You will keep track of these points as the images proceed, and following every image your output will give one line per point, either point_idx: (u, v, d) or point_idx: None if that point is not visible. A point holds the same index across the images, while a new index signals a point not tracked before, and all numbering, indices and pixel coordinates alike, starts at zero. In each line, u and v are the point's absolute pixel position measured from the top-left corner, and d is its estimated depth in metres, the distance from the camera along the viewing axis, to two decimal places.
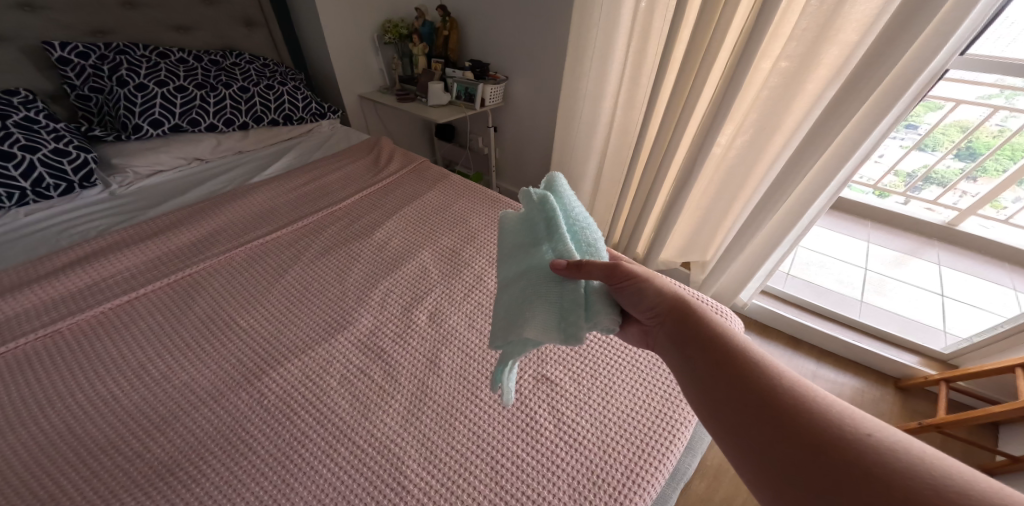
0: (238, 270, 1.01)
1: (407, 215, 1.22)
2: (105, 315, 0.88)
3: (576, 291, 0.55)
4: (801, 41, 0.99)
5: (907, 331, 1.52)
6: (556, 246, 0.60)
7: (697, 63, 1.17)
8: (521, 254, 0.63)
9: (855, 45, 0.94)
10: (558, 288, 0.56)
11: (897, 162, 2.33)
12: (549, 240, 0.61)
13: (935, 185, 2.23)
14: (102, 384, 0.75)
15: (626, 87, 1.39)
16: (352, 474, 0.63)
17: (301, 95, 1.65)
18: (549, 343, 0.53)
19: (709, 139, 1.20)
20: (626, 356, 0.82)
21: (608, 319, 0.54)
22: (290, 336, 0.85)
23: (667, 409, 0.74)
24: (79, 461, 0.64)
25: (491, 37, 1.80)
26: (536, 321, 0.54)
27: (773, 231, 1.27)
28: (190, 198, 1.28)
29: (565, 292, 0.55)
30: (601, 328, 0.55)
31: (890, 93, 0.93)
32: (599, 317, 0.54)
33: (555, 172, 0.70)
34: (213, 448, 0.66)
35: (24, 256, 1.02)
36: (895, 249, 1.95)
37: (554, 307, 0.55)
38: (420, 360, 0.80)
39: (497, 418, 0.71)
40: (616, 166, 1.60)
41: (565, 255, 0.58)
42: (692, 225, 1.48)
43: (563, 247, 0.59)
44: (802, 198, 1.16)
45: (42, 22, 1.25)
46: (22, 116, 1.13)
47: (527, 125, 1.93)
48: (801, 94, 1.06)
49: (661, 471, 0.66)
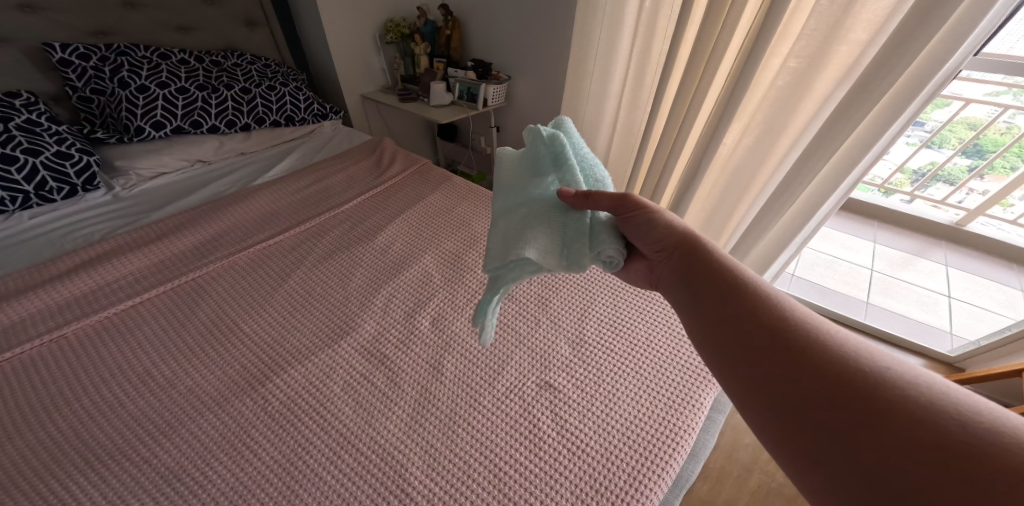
0: (242, 274, 1.01)
1: (410, 218, 1.22)
2: (109, 319, 0.88)
3: (580, 221, 0.59)
4: (810, 41, 0.98)
5: (913, 332, 1.51)
6: (563, 178, 0.65)
7: (703, 64, 1.16)
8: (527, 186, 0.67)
9: (865, 45, 0.93)
10: (562, 218, 0.60)
11: (906, 159, 2.23)
12: (555, 173, 0.66)
13: (944, 183, 2.20)
14: (106, 390, 0.75)
15: (630, 87, 1.38)
16: (357, 482, 0.63)
17: (303, 95, 1.63)
18: (550, 267, 0.56)
19: (714, 140, 1.19)
20: (629, 361, 0.82)
21: (611, 249, 0.56)
22: (294, 341, 0.85)
23: (671, 415, 0.73)
24: (84, 468, 0.64)
25: (494, 36, 1.79)
26: (539, 244, 0.57)
27: (781, 234, 1.26)
28: (193, 200, 1.28)
29: (570, 222, 0.59)
30: (604, 258, 0.58)
31: (902, 95, 0.92)
32: (603, 246, 0.56)
33: (564, 116, 0.75)
34: (219, 454, 0.66)
35: (30, 260, 1.03)
36: (901, 249, 1.93)
37: (558, 235, 0.58)
38: (423, 366, 0.80)
39: (500, 424, 0.71)
40: (620, 167, 1.59)
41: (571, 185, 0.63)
42: (697, 227, 1.47)
43: (570, 179, 0.63)
44: (809, 201, 1.15)
45: (44, 23, 1.25)
46: (24, 118, 1.13)
47: (530, 124, 1.92)
48: (809, 95, 1.05)
49: (664, 479, 0.65)
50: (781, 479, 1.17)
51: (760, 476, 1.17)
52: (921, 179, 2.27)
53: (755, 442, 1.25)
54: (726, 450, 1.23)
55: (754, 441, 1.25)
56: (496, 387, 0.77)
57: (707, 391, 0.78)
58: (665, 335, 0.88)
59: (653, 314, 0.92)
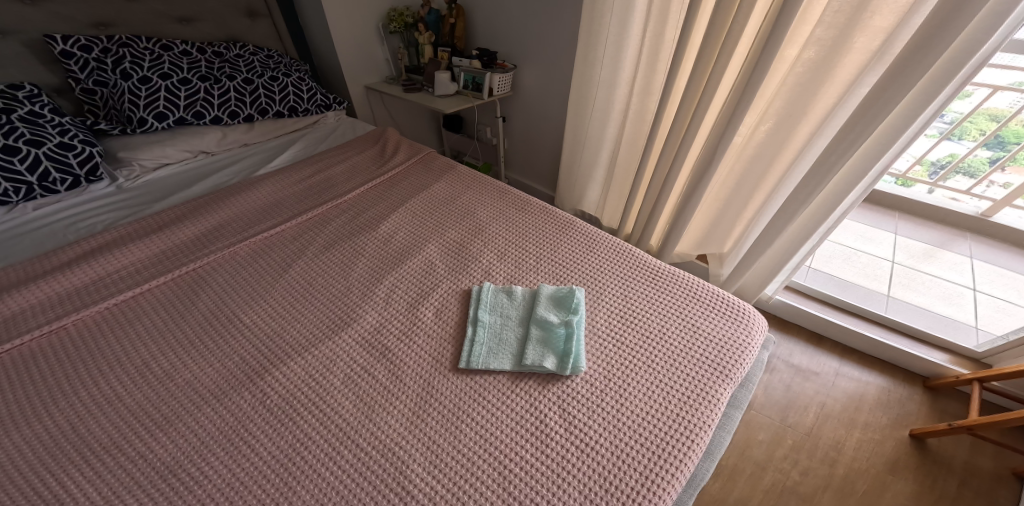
0: (241, 265, 0.99)
1: (413, 208, 1.19)
2: (110, 311, 0.87)
3: (569, 344, 0.78)
4: (830, 27, 0.92)
5: (936, 327, 1.45)
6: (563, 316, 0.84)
7: (717, 48, 1.10)
8: (534, 311, 0.85)
9: (892, 30, 0.87)
10: (560, 341, 0.79)
11: (925, 152, 2.14)
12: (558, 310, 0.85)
13: (965, 175, 2.08)
14: (106, 382, 0.74)
15: (641, 74, 1.33)
16: (356, 478, 0.61)
17: (305, 86, 1.60)
18: (542, 369, 0.74)
19: (730, 128, 1.14)
20: (641, 355, 0.79)
21: (582, 366, 0.75)
22: (295, 332, 0.83)
23: (686, 412, 0.70)
24: (80, 462, 0.62)
25: (500, 24, 1.74)
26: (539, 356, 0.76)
27: (804, 224, 1.20)
28: (196, 191, 1.26)
29: (564, 344, 0.78)
30: (573, 367, 0.75)
31: (937, 80, 0.86)
32: (579, 365, 0.75)
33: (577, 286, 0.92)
34: (217, 449, 0.64)
35: (33, 251, 1.02)
36: (922, 241, 1.87)
37: (553, 351, 0.77)
38: (426, 360, 0.78)
39: (506, 421, 0.68)
40: (629, 156, 1.54)
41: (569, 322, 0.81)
42: (712, 216, 1.42)
43: (569, 319, 0.82)
44: (835, 190, 1.10)
45: (45, 15, 1.24)
46: (27, 110, 1.11)
47: (536, 115, 1.88)
48: (831, 81, 0.99)
49: (678, 478, 0.62)
50: (797, 477, 1.13)
51: (775, 475, 1.13)
52: (940, 171, 2.15)
53: (770, 439, 1.21)
54: (739, 447, 1.19)
55: (769, 438, 1.21)
56: (501, 383, 0.74)
57: (724, 388, 0.74)
58: (679, 327, 0.84)
59: (666, 306, 0.88)
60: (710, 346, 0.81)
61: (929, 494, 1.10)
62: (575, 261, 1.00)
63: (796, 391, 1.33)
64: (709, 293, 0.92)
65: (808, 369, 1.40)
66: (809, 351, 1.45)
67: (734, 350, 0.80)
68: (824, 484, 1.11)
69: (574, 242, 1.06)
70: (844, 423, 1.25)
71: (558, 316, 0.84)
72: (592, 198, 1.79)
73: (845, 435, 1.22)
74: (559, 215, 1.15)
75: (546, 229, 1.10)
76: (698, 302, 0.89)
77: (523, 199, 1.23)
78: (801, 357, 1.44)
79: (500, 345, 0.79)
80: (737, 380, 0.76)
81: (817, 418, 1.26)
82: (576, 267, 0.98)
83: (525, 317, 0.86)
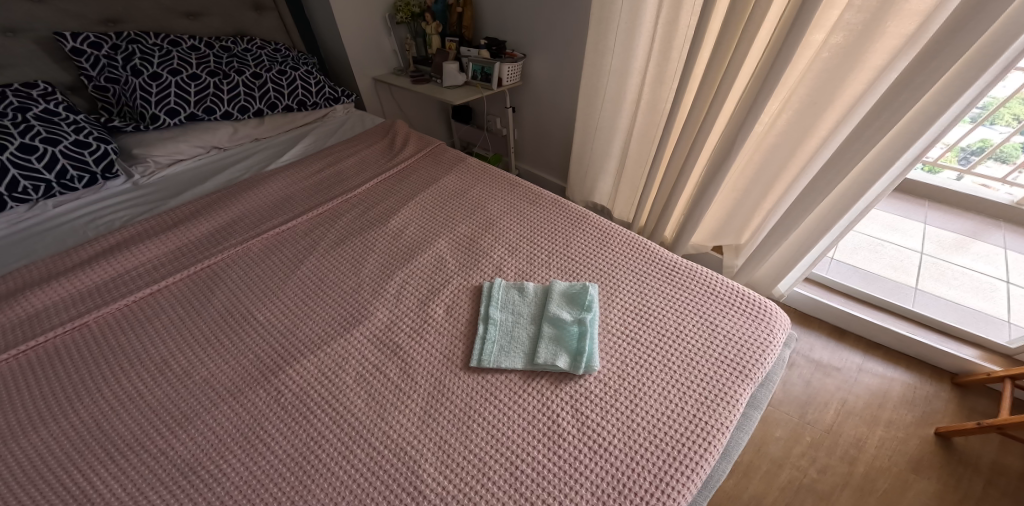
0: (255, 261, 1.00)
1: (422, 202, 1.18)
2: (129, 307, 0.88)
3: (581, 345, 0.76)
4: (859, 10, 0.87)
5: (965, 321, 1.40)
6: (575, 317, 0.81)
7: (737, 32, 1.05)
8: (546, 313, 0.83)
9: (927, 13, 0.82)
10: (574, 342, 0.77)
11: (958, 139, 2.02)
12: (569, 312, 0.83)
13: (997, 161, 1.98)
14: (127, 380, 0.75)
15: (656, 62, 1.28)
16: (368, 478, 0.61)
17: (313, 79, 1.59)
18: (553, 368, 0.74)
19: (749, 117, 1.09)
20: (657, 354, 0.77)
21: (593, 366, 0.74)
22: (311, 328, 0.84)
23: (702, 413, 0.68)
24: (105, 458, 0.64)
25: (509, 12, 1.69)
26: (551, 356, 0.75)
27: (825, 214, 1.15)
28: (209, 186, 1.27)
29: (577, 344, 0.77)
30: (583, 367, 0.73)
31: (975, 64, 0.81)
32: (590, 364, 0.74)
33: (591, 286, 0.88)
34: (234, 445, 0.65)
35: (54, 249, 1.04)
36: (952, 231, 1.79)
37: (566, 351, 0.76)
38: (439, 358, 0.77)
39: (517, 421, 0.67)
40: (642, 147, 1.50)
41: (580, 324, 0.80)
42: (728, 207, 1.38)
43: (581, 320, 0.80)
44: (859, 179, 1.05)
45: (53, 13, 1.24)
46: (41, 108, 1.13)
47: (548, 104, 1.84)
48: (859, 67, 0.94)
49: (695, 479, 0.61)
50: (814, 475, 1.11)
51: (792, 472, 1.11)
52: (971, 157, 2.04)
53: (788, 435, 1.19)
54: (755, 444, 1.17)
55: (786, 435, 1.19)
56: (512, 384, 0.73)
57: (743, 388, 0.72)
58: (697, 325, 0.82)
59: (683, 303, 0.86)
60: (729, 345, 0.78)
61: (952, 494, 1.06)
62: (587, 256, 0.98)
63: (816, 387, 1.30)
64: (729, 290, 0.89)
65: (830, 365, 1.36)
66: (831, 346, 1.41)
67: (755, 349, 0.78)
68: (843, 482, 1.09)
69: (587, 237, 1.03)
70: (867, 420, 1.21)
71: (571, 314, 0.82)
72: (604, 189, 1.76)
73: (867, 432, 1.19)
74: (571, 208, 1.13)
75: (558, 223, 1.08)
76: (717, 299, 0.87)
77: (535, 192, 1.21)
78: (823, 352, 1.40)
79: (512, 343, 0.78)
80: (757, 380, 0.74)
81: (838, 414, 1.23)
82: (589, 262, 0.96)
83: (538, 315, 0.84)
